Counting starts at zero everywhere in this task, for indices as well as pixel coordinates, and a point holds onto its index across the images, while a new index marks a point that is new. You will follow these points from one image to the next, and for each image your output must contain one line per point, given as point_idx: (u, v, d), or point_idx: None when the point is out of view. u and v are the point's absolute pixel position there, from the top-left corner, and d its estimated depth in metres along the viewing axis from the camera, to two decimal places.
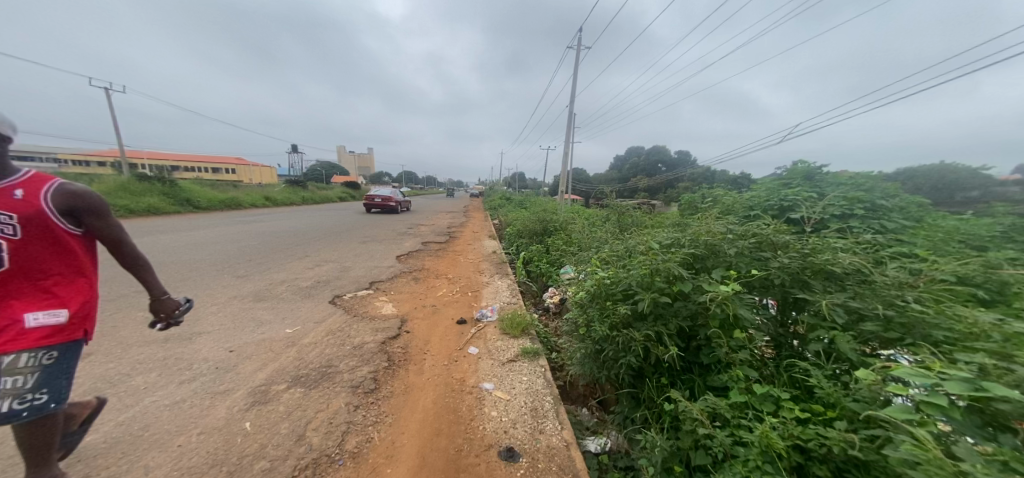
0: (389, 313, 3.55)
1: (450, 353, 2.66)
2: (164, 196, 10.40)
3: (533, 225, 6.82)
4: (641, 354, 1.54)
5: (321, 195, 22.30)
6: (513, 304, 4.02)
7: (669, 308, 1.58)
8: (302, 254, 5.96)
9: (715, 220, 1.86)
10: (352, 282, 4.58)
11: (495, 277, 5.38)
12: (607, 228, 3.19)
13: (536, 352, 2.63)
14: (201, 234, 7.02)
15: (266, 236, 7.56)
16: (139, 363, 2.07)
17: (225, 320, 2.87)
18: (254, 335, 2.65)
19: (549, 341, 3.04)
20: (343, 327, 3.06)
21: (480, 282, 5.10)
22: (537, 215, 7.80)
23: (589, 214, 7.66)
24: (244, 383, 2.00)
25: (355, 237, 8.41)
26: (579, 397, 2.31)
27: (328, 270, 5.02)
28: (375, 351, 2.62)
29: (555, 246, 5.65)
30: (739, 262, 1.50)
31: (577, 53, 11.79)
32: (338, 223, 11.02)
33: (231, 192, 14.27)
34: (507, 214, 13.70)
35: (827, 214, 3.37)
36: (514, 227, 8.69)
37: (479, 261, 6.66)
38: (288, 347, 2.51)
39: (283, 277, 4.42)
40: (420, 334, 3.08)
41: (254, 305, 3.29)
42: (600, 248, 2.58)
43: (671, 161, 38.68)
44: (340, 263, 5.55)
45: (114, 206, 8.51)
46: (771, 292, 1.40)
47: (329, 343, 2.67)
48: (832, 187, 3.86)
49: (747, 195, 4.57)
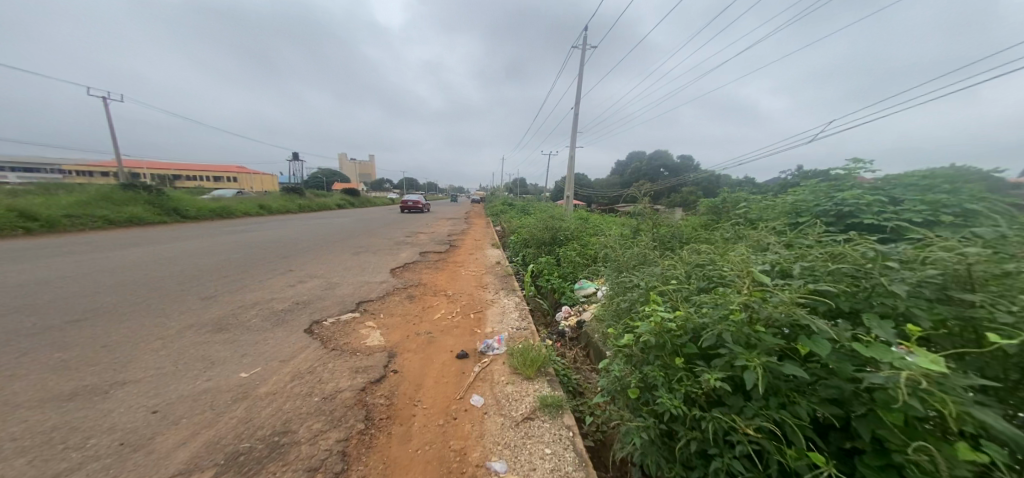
0: (375, 345, 2.96)
1: (447, 407, 2.08)
2: (149, 205, 9.94)
3: (540, 235, 6.24)
4: (752, 459, 0.95)
5: (319, 203, 21.95)
6: (523, 329, 3.43)
7: (792, 381, 0.99)
8: (286, 269, 5.38)
9: (837, 242, 1.27)
10: (338, 303, 3.99)
11: (500, 294, 4.78)
12: (644, 243, 2.59)
13: (559, 404, 2.05)
14: (180, 246, 6.48)
15: (251, 247, 7.02)
16: (12, 439, 1.48)
17: (165, 361, 2.27)
18: (196, 383, 2.05)
19: (570, 382, 2.51)
20: (316, 366, 2.46)
21: (483, 300, 4.51)
22: (544, 222, 7.23)
23: (599, 223, 7.11)
24: (153, 470, 1.40)
25: (348, 247, 7.86)
26: (618, 471, 1.71)
27: (312, 289, 4.44)
28: (350, 405, 2.03)
29: (567, 259, 5.05)
30: (913, 308, 0.92)
31: (580, 54, 11.41)
32: (333, 232, 10.51)
33: (223, 200, 13.83)
34: (509, 220, 13.20)
35: (906, 222, 2.76)
36: (519, 236, 8.12)
37: (482, 274, 6.06)
38: (235, 402, 1.90)
39: (257, 299, 3.83)
40: (411, 374, 2.49)
41: (210, 338, 2.70)
42: (643, 271, 2.01)
43: (672, 166, 38.24)
44: (327, 280, 4.97)
45: (93, 217, 8.02)
46: (1000, 368, 0.80)
47: (293, 394, 2.07)
48: (902, 189, 3.24)
49: (788, 200, 3.97)
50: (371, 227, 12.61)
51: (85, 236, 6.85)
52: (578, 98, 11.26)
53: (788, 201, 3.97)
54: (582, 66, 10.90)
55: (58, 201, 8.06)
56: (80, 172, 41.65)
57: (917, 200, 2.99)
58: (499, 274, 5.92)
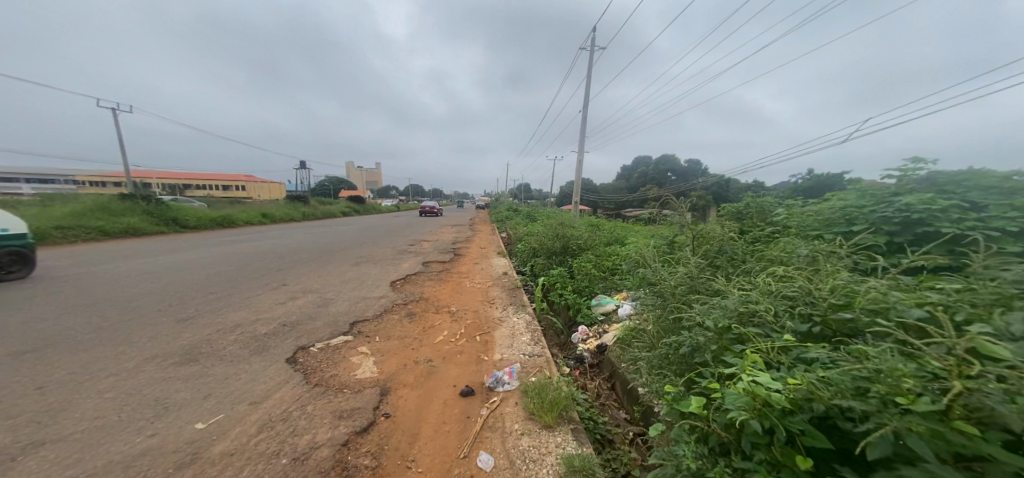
0: (367, 379, 2.54)
1: (447, 471, 1.64)
2: (148, 216, 9.77)
3: (550, 244, 5.82)
4: None
5: (323, 210, 21.89)
6: (537, 355, 2.99)
7: None
8: (277, 283, 5.01)
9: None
10: (329, 323, 3.59)
11: (509, 310, 4.35)
12: (687, 257, 2.13)
13: (590, 469, 1.60)
14: (172, 259, 6.20)
15: (246, 259, 6.71)
16: None
17: (106, 409, 1.87)
18: (135, 442, 1.64)
19: (597, 429, 2.07)
20: (292, 410, 2.04)
21: (490, 317, 4.08)
22: (553, 229, 6.81)
23: (613, 232, 6.67)
24: None
25: (348, 257, 7.52)
26: None
27: (302, 307, 4.04)
28: (326, 471, 1.60)
29: (582, 271, 4.60)
30: None
31: (588, 54, 10.97)
32: (335, 241, 10.22)
33: (226, 210, 13.71)
34: (515, 227, 12.81)
35: (1004, 230, 2.26)
36: (527, 244, 7.70)
37: (488, 287, 5.63)
38: (177, 472, 1.49)
39: (239, 320, 3.45)
40: (405, 420, 2.06)
41: (173, 374, 2.30)
42: (697, 300, 1.55)
43: (679, 170, 37.67)
44: (321, 296, 4.58)
45: (87, 229, 7.80)
46: None
47: (256, 455, 1.65)
48: (984, 186, 2.72)
49: (836, 204, 3.45)
50: (374, 235, 12.33)
51: (76, 249, 6.61)
52: (586, 100, 10.82)
53: (836, 204, 3.47)
54: (590, 67, 10.45)
55: (53, 213, 7.88)
56: (91, 183, 42.39)
57: (1002, 205, 2.43)
58: (507, 288, 5.48)
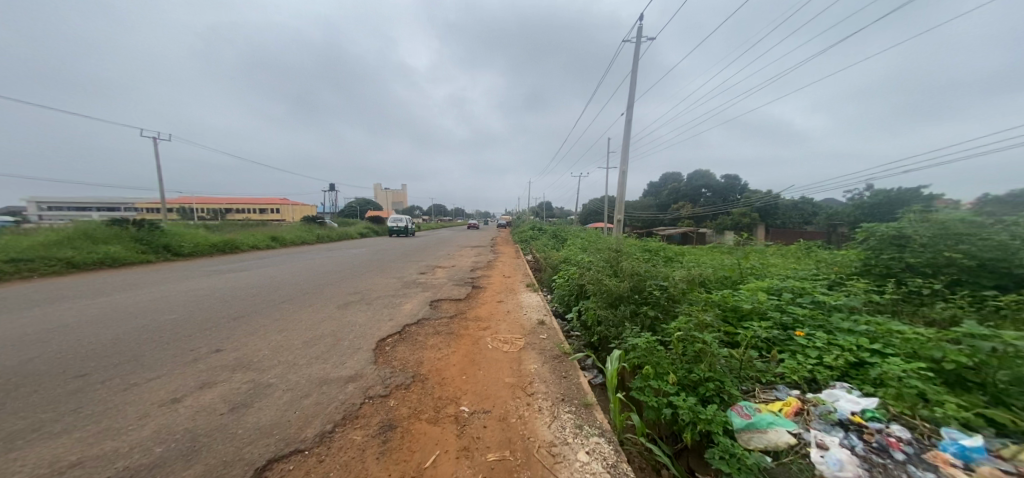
0: None
1: None
2: (136, 243, 8.97)
3: (613, 283, 3.86)
4: None
5: (339, 232, 21.34)
6: None
7: None
8: (207, 351, 3.34)
9: None
10: (216, 472, 1.76)
11: (564, 422, 2.39)
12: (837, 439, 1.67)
13: None
14: (105, 304, 4.77)
15: (206, 301, 5.23)
16: None
17: None
18: None
19: None
20: None
21: (535, 447, 2.12)
22: (609, 259, 4.86)
23: (698, 268, 4.65)
24: None
25: (337, 296, 5.89)
26: None
27: (196, 417, 2.23)
28: None
29: (692, 345, 2.59)
30: None
31: (633, 49, 9.31)
32: (335, 270, 8.71)
33: (233, 234, 12.98)
34: (543, 250, 11.03)
35: None
36: (567, 279, 5.78)
37: (521, 355, 3.66)
38: None
39: (32, 465, 1.69)
40: None
41: None
42: None
43: (715, 185, 35.14)
44: (256, 378, 2.85)
45: (51, 260, 6.81)
46: None
47: None
48: None
49: None
50: (384, 260, 10.83)
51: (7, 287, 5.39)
52: (631, 99, 9.03)
53: None
54: (637, 62, 8.69)
55: (19, 243, 7.01)
56: (140, 209, 45.64)
57: None
58: (550, 360, 3.50)
